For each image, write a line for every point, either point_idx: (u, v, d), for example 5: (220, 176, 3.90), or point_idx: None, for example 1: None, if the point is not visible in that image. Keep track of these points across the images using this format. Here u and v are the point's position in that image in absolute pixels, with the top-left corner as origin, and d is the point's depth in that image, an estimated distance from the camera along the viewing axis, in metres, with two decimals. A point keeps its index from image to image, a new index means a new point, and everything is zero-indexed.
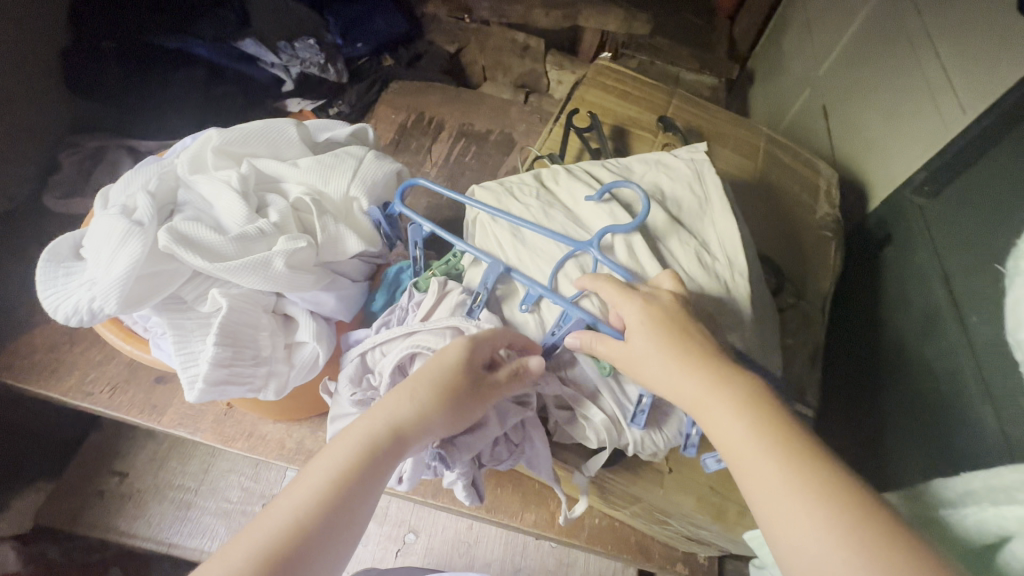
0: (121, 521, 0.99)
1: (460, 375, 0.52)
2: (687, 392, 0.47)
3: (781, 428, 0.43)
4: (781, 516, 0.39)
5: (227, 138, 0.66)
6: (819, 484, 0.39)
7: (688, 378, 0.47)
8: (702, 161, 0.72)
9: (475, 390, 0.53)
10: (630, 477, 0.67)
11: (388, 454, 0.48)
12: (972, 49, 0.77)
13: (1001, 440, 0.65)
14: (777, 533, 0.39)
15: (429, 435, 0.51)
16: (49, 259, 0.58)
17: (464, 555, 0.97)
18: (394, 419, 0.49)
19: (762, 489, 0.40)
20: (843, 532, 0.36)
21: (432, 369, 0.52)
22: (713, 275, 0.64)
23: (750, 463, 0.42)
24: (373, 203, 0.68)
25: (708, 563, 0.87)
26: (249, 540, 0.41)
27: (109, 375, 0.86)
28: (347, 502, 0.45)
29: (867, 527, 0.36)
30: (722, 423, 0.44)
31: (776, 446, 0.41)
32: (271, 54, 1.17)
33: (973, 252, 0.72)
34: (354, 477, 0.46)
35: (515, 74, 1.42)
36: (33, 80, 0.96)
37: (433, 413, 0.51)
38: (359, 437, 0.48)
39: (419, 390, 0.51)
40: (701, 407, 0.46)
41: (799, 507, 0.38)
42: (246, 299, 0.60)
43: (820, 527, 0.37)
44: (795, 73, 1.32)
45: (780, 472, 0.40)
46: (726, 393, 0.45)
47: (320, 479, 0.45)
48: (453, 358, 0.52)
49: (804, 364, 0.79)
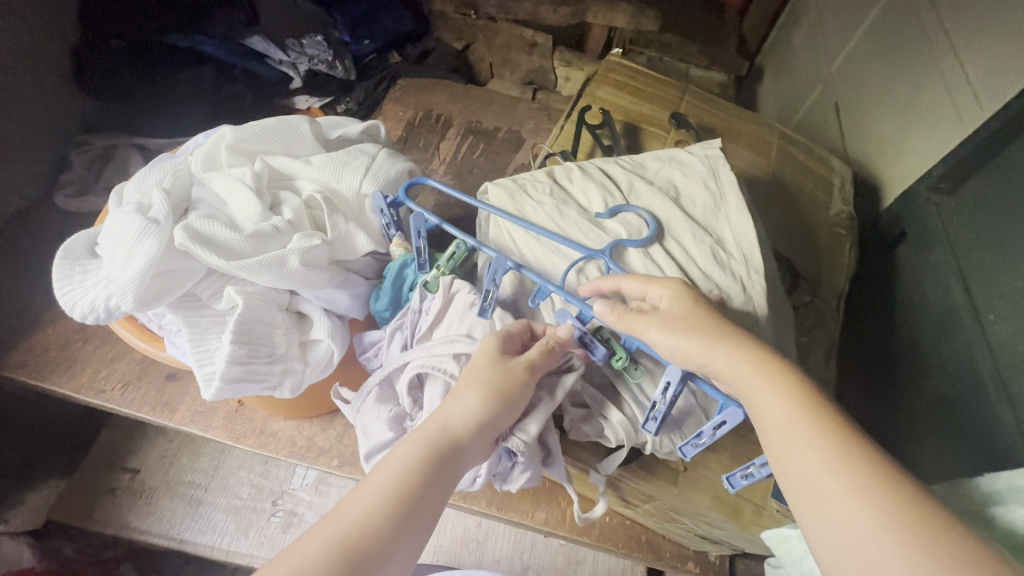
0: (133, 517, 0.99)
1: (502, 368, 0.51)
2: (733, 368, 0.47)
3: (825, 412, 0.43)
4: (819, 494, 0.39)
5: (240, 135, 0.66)
6: (861, 466, 0.39)
7: (737, 355, 0.47)
8: (717, 156, 0.71)
9: (520, 376, 0.51)
10: (644, 475, 0.67)
11: (445, 457, 0.48)
12: (990, 43, 0.76)
13: (1020, 439, 0.64)
14: (810, 511, 0.39)
15: (485, 431, 0.50)
16: (66, 257, 0.58)
17: (473, 552, 0.98)
18: (446, 422, 0.49)
19: (804, 469, 0.40)
20: (880, 513, 0.36)
21: (472, 369, 0.52)
22: (728, 273, 0.63)
23: (792, 441, 0.42)
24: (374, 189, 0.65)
25: (718, 562, 0.87)
26: (320, 541, 0.41)
27: (121, 372, 0.86)
28: (409, 507, 0.44)
29: (907, 508, 0.36)
30: (766, 402, 0.44)
31: (820, 428, 0.42)
32: (279, 52, 1.16)
33: (992, 249, 0.71)
34: (414, 483, 0.46)
35: (523, 72, 1.38)
36: (45, 78, 0.97)
37: (484, 409, 0.50)
38: (414, 445, 0.48)
39: (466, 390, 0.50)
40: (746, 382, 0.46)
41: (841, 486, 0.38)
42: (260, 296, 0.59)
43: (860, 504, 0.37)
44: (806, 70, 1.31)
45: (823, 452, 0.40)
46: (771, 375, 0.45)
47: (381, 485, 0.45)
48: (488, 353, 0.53)
49: (818, 362, 0.78)
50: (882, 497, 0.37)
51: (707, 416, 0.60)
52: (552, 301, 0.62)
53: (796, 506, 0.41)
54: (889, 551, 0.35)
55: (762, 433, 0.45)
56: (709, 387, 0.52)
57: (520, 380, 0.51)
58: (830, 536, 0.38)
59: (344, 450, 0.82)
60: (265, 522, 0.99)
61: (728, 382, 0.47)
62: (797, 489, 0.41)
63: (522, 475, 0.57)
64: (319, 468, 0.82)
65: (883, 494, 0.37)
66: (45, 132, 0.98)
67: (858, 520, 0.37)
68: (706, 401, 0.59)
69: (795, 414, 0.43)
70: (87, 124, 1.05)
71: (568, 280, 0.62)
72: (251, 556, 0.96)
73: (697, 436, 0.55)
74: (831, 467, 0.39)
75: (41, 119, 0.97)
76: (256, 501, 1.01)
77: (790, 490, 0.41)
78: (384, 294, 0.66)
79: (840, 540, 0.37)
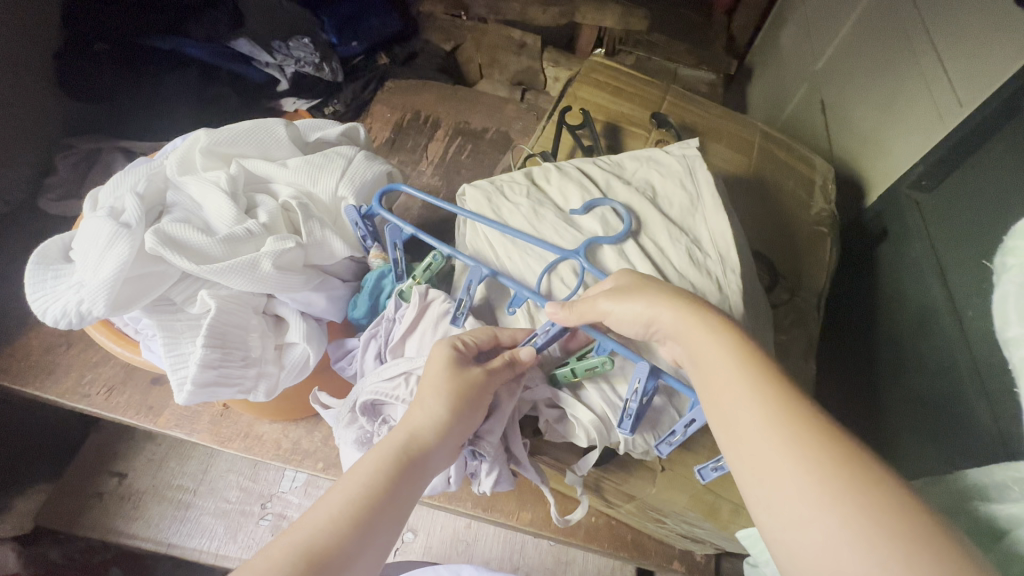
0: (121, 521, 0.99)
1: (459, 374, 0.52)
2: (675, 323, 0.48)
3: (767, 368, 0.42)
4: (757, 450, 0.38)
5: (215, 138, 0.66)
6: (800, 420, 0.38)
7: (681, 310, 0.48)
8: (694, 156, 0.71)
9: (483, 380, 0.53)
10: (622, 475, 0.67)
11: (412, 465, 0.48)
12: (969, 40, 0.76)
13: (994, 431, 0.64)
14: (749, 470, 0.38)
15: (450, 437, 0.51)
16: (39, 262, 0.58)
17: (462, 553, 0.97)
18: (411, 431, 0.49)
19: (743, 427, 0.40)
20: (815, 465, 0.35)
21: (427, 379, 0.52)
22: (705, 273, 0.63)
23: (731, 401, 0.41)
24: (348, 204, 0.65)
25: (704, 561, 0.87)
26: (286, 545, 0.40)
27: (105, 376, 0.86)
28: (378, 513, 0.44)
29: (837, 456, 0.35)
30: (709, 361, 0.44)
31: (759, 382, 0.41)
32: (265, 54, 1.15)
33: (969, 245, 0.71)
34: (381, 489, 0.45)
35: (512, 72, 1.41)
36: (28, 82, 0.96)
37: (447, 415, 0.51)
38: (378, 455, 0.47)
39: (427, 399, 0.51)
40: (692, 340, 0.46)
41: (777, 440, 0.38)
42: (234, 300, 0.59)
43: (792, 457, 0.36)
44: (794, 68, 1.31)
45: (763, 406, 0.40)
46: (714, 331, 0.46)
47: (348, 493, 0.44)
48: (441, 361, 0.53)
49: (799, 360, 0.78)
50: (817, 450, 0.36)
51: (679, 411, 0.60)
52: (528, 305, 0.62)
53: (737, 466, 0.40)
54: (824, 503, 0.34)
55: (706, 389, 0.44)
56: (680, 384, 0.54)
57: (481, 384, 0.53)
58: (766, 493, 0.37)
59: (329, 453, 0.82)
60: (254, 525, 0.99)
61: (676, 337, 0.48)
62: (736, 449, 0.40)
63: (490, 478, 0.57)
64: (305, 470, 0.82)
65: (818, 448, 0.36)
66: (27, 135, 0.98)
67: (791, 474, 0.36)
68: (679, 399, 0.60)
69: (734, 371, 0.42)
70: (72, 128, 1.05)
71: (542, 286, 0.62)
72: (239, 559, 0.96)
73: (671, 433, 0.56)
74: (771, 422, 0.39)
75: (24, 123, 0.97)
76: (245, 504, 1.01)
77: (731, 452, 0.40)
78: (363, 302, 0.67)
79: (777, 497, 0.36)
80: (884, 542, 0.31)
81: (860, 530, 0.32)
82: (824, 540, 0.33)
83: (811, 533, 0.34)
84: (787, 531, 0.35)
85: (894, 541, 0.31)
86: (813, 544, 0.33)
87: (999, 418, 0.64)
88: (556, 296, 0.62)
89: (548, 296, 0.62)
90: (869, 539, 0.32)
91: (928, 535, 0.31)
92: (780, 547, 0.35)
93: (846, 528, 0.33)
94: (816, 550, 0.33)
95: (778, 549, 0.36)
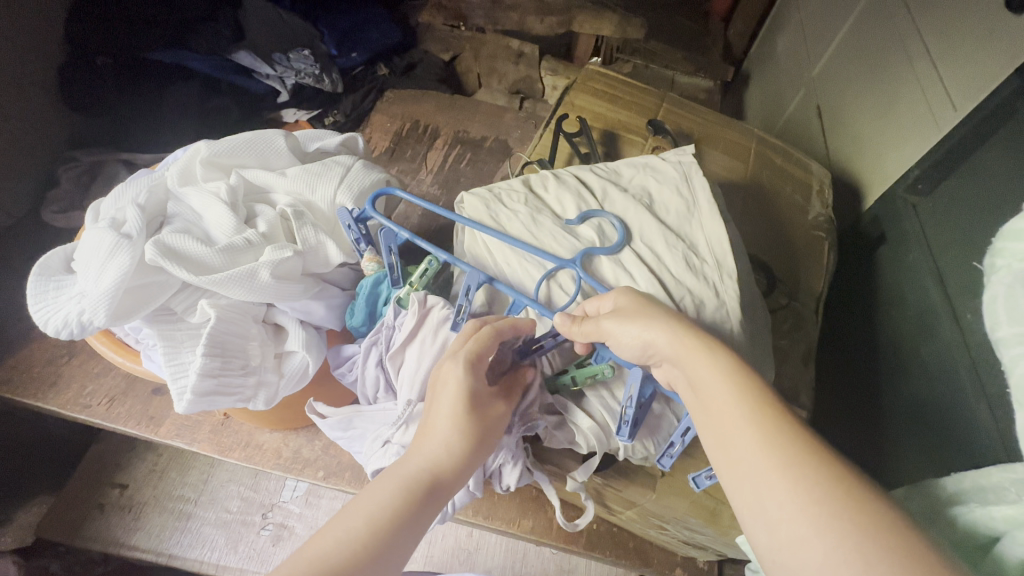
0: (121, 533, 0.98)
1: (476, 415, 0.52)
2: (673, 343, 0.49)
3: (762, 389, 0.43)
4: (754, 473, 0.38)
5: (215, 150, 0.67)
6: (793, 442, 0.38)
7: (680, 331, 0.49)
8: (690, 163, 0.71)
9: (486, 415, 0.53)
10: (621, 480, 0.67)
11: (431, 493, 0.47)
12: (961, 46, 0.76)
13: (996, 437, 0.64)
14: (746, 493, 0.38)
15: (465, 471, 0.51)
16: (40, 273, 0.59)
17: (464, 562, 0.97)
18: (429, 460, 0.49)
19: (739, 452, 0.40)
20: (811, 486, 0.35)
21: (443, 403, 0.52)
22: (702, 279, 0.64)
23: (726, 424, 0.42)
24: (342, 207, 0.65)
25: (707, 567, 0.86)
26: (307, 556, 0.39)
27: (106, 388, 0.86)
28: (396, 536, 0.43)
29: (832, 475, 0.36)
30: (706, 383, 0.45)
31: (754, 405, 0.41)
32: (265, 66, 1.17)
33: (965, 249, 0.72)
34: (395, 514, 0.44)
35: (510, 81, 1.40)
36: (34, 97, 0.97)
37: (464, 454, 0.50)
38: (396, 483, 0.47)
39: (444, 431, 0.50)
40: (689, 361, 0.47)
41: (772, 462, 0.38)
42: (235, 309, 0.60)
43: (789, 477, 0.36)
44: (790, 74, 1.32)
45: (759, 428, 0.40)
46: (711, 352, 0.46)
47: (367, 514, 0.43)
48: (460, 390, 0.52)
49: (797, 366, 0.79)
50: (812, 469, 0.36)
51: (678, 416, 0.60)
52: (526, 312, 0.62)
53: (734, 493, 0.39)
54: (821, 524, 0.34)
55: (703, 413, 0.45)
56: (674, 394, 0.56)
57: (492, 423, 0.53)
58: (765, 517, 0.36)
59: (330, 462, 0.82)
60: (254, 535, 0.99)
61: (674, 359, 0.49)
62: (733, 470, 0.40)
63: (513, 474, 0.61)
64: (305, 480, 0.81)
65: (813, 469, 0.36)
66: (32, 149, 0.99)
67: (787, 496, 0.36)
68: (676, 405, 0.60)
69: (731, 397, 0.43)
70: (74, 141, 1.06)
71: (541, 293, 0.62)
72: (242, 570, 0.96)
73: (669, 445, 0.58)
74: (767, 443, 0.39)
75: (29, 137, 0.98)
76: (246, 514, 1.01)
77: (728, 475, 0.40)
78: (359, 310, 0.67)
79: (777, 514, 0.36)
80: (878, 559, 0.31)
81: (855, 549, 0.32)
82: (823, 560, 0.33)
83: (807, 552, 0.33)
84: (785, 552, 0.35)
85: (888, 559, 0.31)
86: (810, 564, 0.33)
87: (1000, 422, 0.64)
88: (555, 303, 0.62)
89: (546, 304, 0.62)
90: (864, 556, 0.32)
91: (916, 545, 0.32)
92: (780, 570, 0.35)
93: (840, 548, 0.32)
94: (814, 570, 0.33)
95: (778, 573, 0.35)
